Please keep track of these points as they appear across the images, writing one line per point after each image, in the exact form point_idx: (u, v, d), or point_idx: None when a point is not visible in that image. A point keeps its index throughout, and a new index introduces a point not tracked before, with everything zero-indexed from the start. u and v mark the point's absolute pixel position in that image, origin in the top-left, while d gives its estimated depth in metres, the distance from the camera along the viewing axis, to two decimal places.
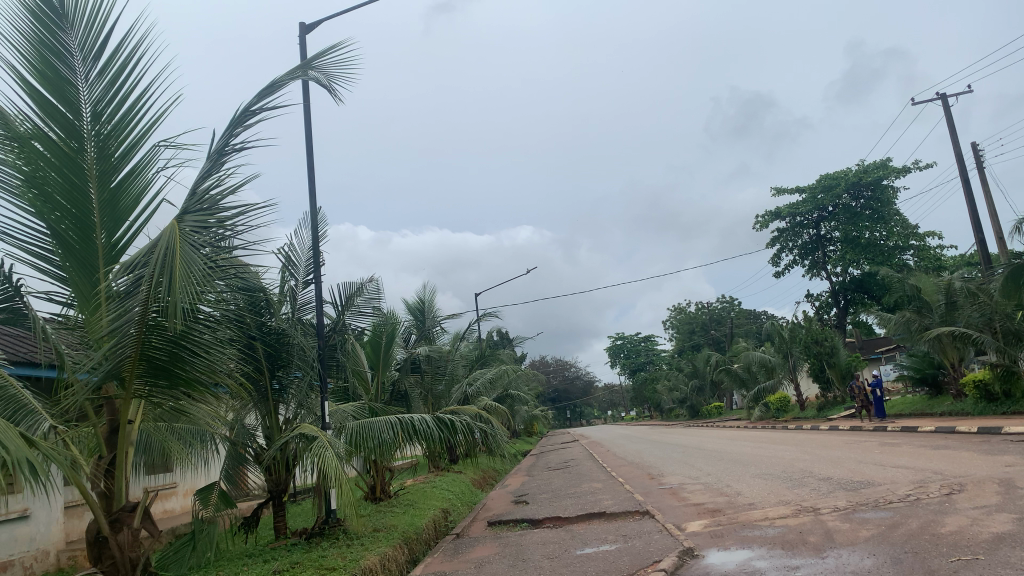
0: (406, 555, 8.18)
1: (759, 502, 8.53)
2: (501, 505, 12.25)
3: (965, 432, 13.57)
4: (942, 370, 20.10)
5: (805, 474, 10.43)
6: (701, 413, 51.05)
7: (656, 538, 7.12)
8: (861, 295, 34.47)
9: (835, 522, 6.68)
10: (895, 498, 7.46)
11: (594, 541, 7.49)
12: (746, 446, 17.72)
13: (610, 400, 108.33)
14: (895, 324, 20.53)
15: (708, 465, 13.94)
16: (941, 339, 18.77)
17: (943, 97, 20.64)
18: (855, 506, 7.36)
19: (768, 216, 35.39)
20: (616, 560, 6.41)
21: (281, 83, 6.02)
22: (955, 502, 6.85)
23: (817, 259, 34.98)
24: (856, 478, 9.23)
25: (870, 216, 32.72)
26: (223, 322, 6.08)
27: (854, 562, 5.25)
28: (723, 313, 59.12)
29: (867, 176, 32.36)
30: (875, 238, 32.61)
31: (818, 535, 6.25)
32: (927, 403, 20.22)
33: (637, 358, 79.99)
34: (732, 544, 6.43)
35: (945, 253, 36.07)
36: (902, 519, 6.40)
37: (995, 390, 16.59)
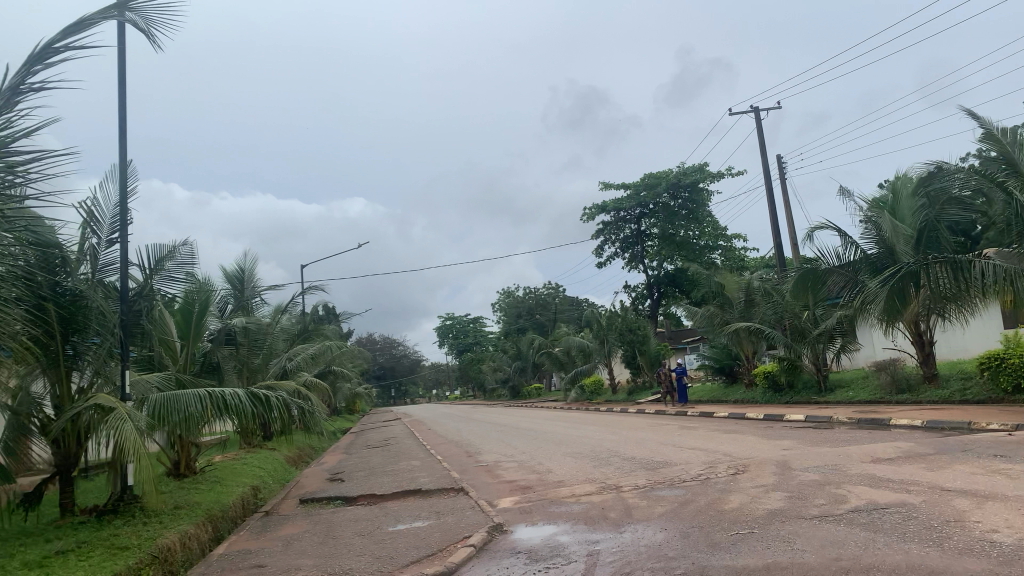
0: (209, 533, 7.81)
1: (567, 480, 8.95)
2: (314, 483, 11.98)
3: (751, 418, 14.90)
4: (738, 361, 21.96)
5: (611, 454, 11.04)
6: (522, 394, 52.51)
7: (468, 514, 7.27)
8: (673, 289, 36.82)
9: (634, 499, 7.15)
10: (689, 477, 8.09)
11: (407, 518, 7.51)
12: (559, 426, 18.48)
13: (435, 380, 108.99)
14: (699, 317, 21.89)
15: (523, 444, 14.41)
16: (739, 334, 20.37)
17: (755, 111, 22.19)
18: (654, 484, 7.89)
19: (594, 208, 36.77)
20: (427, 536, 6.47)
21: (90, 22, 5.48)
22: (739, 481, 7.53)
23: (636, 253, 36.74)
24: (656, 459, 9.91)
25: (686, 216, 35.01)
26: (7, 278, 5.48)
27: (648, 536, 5.63)
28: (547, 298, 60.73)
29: (686, 179, 34.46)
30: (688, 237, 35.14)
31: (618, 511, 6.65)
32: (723, 390, 22.11)
33: (464, 338, 80.75)
34: (538, 519, 6.70)
35: (747, 255, 39.23)
36: (692, 497, 6.96)
37: (781, 380, 18.26)
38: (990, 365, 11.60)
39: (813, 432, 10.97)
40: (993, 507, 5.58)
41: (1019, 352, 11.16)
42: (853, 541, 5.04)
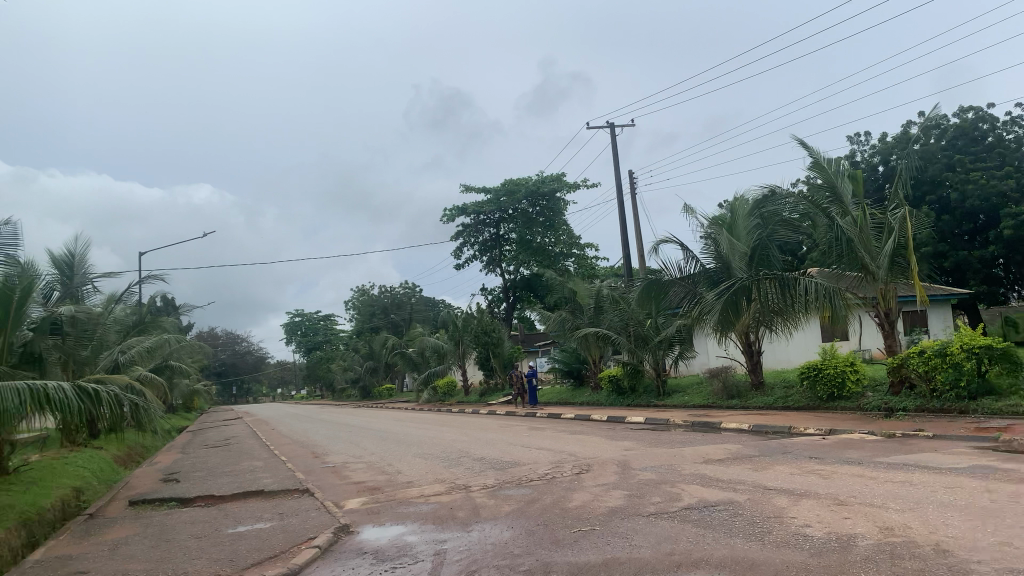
0: (23, 538, 7.15)
1: (417, 480, 8.93)
2: (146, 484, 11.23)
3: (597, 420, 15.48)
4: (586, 365, 22.74)
5: (461, 454, 11.12)
6: (373, 394, 51.74)
7: (313, 516, 7.10)
8: (527, 293, 37.59)
9: (482, 499, 7.25)
10: (535, 476, 8.30)
11: (248, 520, 7.23)
12: (410, 427, 18.39)
13: (281, 378, 105.27)
14: (551, 322, 22.49)
15: (372, 445, 14.22)
16: (588, 339, 21.09)
17: (611, 126, 23.02)
18: (501, 484, 8.03)
19: (454, 210, 36.88)
20: (269, 538, 6.26)
21: None
22: (582, 480, 7.81)
23: (494, 256, 37.12)
24: (505, 459, 10.09)
25: (543, 223, 35.89)
26: None
27: (494, 535, 5.73)
28: (403, 297, 60.21)
29: (544, 187, 35.33)
30: (544, 244, 35.98)
31: (466, 510, 6.72)
32: (571, 393, 22.81)
33: (315, 336, 78.57)
34: (386, 520, 6.65)
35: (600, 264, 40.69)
36: (538, 496, 7.14)
37: (624, 384, 19.02)
38: (808, 375, 12.68)
39: (653, 434, 11.55)
40: (807, 504, 6.11)
41: (833, 363, 12.30)
42: (685, 536, 5.36)
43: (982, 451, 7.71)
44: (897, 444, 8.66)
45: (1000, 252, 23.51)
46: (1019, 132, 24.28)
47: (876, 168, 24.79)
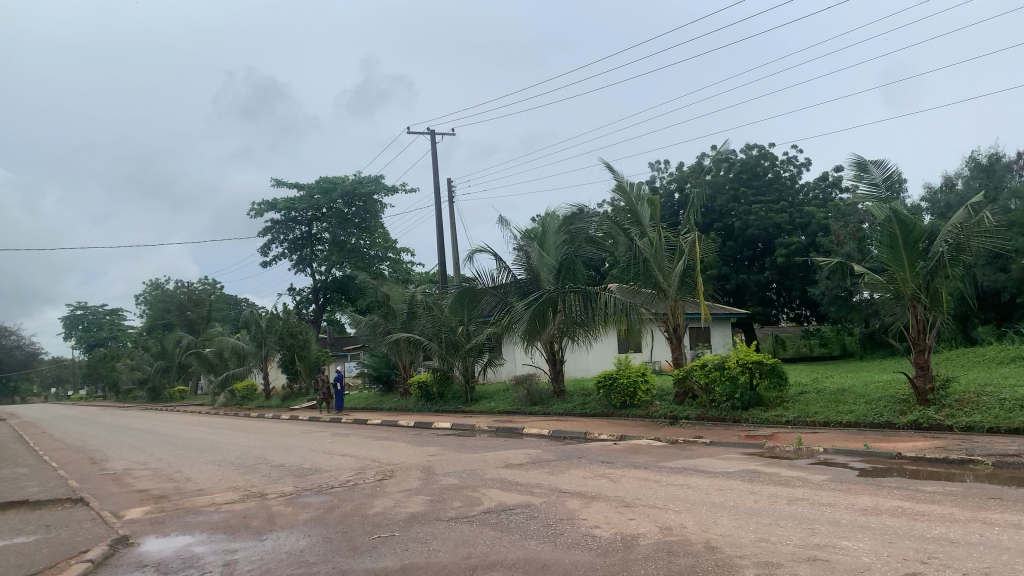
0: None
1: (208, 488, 8.44)
2: None
3: (402, 426, 15.42)
4: (395, 370, 22.61)
5: (258, 461, 10.64)
6: (162, 397, 48.07)
7: (86, 527, 6.50)
8: (338, 295, 36.74)
9: (279, 506, 6.99)
10: (336, 483, 8.13)
11: (7, 533, 6.48)
12: (203, 432, 17.32)
13: (55, 378, 95.22)
14: (362, 326, 22.15)
15: (159, 450, 13.24)
16: (398, 343, 20.96)
17: (431, 133, 23.05)
18: (300, 490, 7.80)
19: (264, 205, 35.30)
20: (31, 553, 5.64)
21: None
22: (385, 486, 7.76)
23: (304, 256, 35.65)
24: (306, 465, 9.78)
25: (357, 224, 35.40)
26: None
27: (290, 543, 5.55)
28: (202, 294, 56.63)
29: (360, 188, 34.79)
30: (358, 245, 35.62)
31: (261, 518, 6.46)
32: (378, 398, 22.57)
33: (98, 332, 71.83)
34: (171, 530, 6.23)
35: (414, 270, 40.64)
36: (339, 502, 7.00)
37: (433, 390, 19.11)
38: (604, 384, 13.40)
39: (457, 439, 11.71)
40: (597, 506, 6.48)
41: (627, 373, 13.11)
42: (483, 539, 5.49)
43: (749, 456, 8.56)
44: (679, 449, 9.40)
45: (774, 277, 26.20)
46: (793, 171, 27.25)
47: (673, 194, 26.75)
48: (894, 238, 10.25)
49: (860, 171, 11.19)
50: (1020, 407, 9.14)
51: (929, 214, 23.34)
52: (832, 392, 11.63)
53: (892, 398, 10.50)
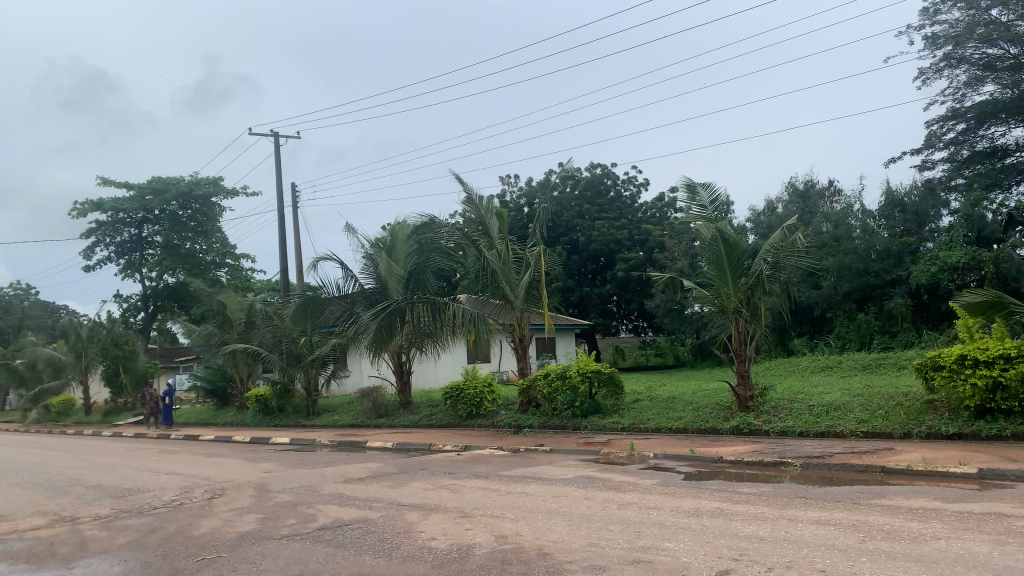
0: None
1: (9, 513, 7.66)
2: None
3: (238, 441, 14.71)
4: (231, 383, 21.56)
5: (71, 482, 9.78)
6: None
7: None
8: (171, 303, 34.60)
9: (92, 531, 6.46)
10: (160, 503, 7.63)
11: None
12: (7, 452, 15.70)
13: None
14: (195, 336, 20.96)
15: None
16: (235, 355, 20.00)
17: (275, 135, 22.25)
18: (118, 513, 7.24)
19: (87, 204, 32.70)
20: None
21: None
22: (213, 505, 7.36)
23: (132, 260, 33.51)
24: (126, 485, 9.10)
25: (193, 228, 33.52)
26: None
27: (102, 570, 5.14)
28: (13, 301, 51.52)
29: (197, 190, 33.00)
30: (194, 250, 33.66)
31: (70, 545, 5.94)
32: (212, 414, 21.42)
33: None
34: None
35: (254, 278, 38.99)
36: (161, 524, 6.57)
37: (273, 404, 18.38)
38: (450, 395, 13.41)
39: (296, 454, 11.32)
40: (435, 517, 6.47)
41: (473, 383, 13.19)
42: (315, 556, 5.33)
43: (586, 463, 8.84)
44: (520, 459, 9.57)
45: (614, 290, 27.31)
46: (633, 191, 28.63)
47: (521, 209, 27.30)
48: (719, 255, 10.99)
49: (691, 193, 11.87)
50: (824, 412, 10.07)
51: (752, 234, 25.24)
52: (664, 400, 12.26)
53: (717, 405, 11.22)
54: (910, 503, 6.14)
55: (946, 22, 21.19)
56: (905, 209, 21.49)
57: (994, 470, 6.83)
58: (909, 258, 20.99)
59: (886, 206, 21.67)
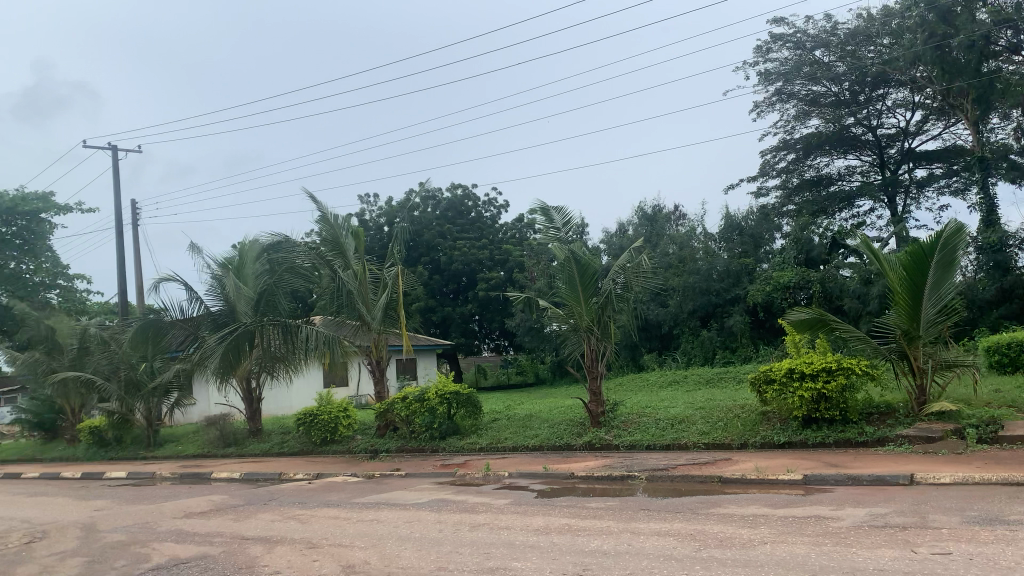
0: None
1: None
2: None
3: (67, 478, 13.58)
4: (62, 415, 19.93)
5: None
6: None
7: None
8: None
9: None
10: None
11: None
12: None
13: None
14: (19, 365, 19.24)
15: None
16: (66, 384, 18.52)
17: (113, 148, 20.93)
18: None
19: None
20: None
21: None
22: (32, 550, 6.75)
23: None
24: None
25: (19, 246, 30.84)
26: None
27: None
28: None
29: (23, 206, 30.44)
30: (19, 270, 30.97)
31: None
32: (38, 449, 19.69)
33: None
34: None
35: (90, 300, 36.32)
36: None
37: (109, 436, 17.13)
38: (303, 421, 12.98)
39: (133, 489, 10.59)
40: (281, 550, 6.22)
41: (328, 409, 12.84)
42: None
43: (441, 485, 8.80)
44: (374, 484, 9.39)
45: (475, 310, 27.52)
46: (493, 212, 29.05)
47: (380, 228, 27.04)
48: (572, 276, 11.30)
49: (546, 216, 12.13)
50: (670, 425, 10.54)
51: (606, 255, 26.14)
52: (520, 418, 12.44)
53: (571, 422, 11.48)
54: (743, 510, 6.51)
55: (777, 59, 22.92)
56: (742, 232, 22.89)
57: (816, 476, 7.38)
58: (746, 278, 22.52)
59: (726, 230, 22.92)
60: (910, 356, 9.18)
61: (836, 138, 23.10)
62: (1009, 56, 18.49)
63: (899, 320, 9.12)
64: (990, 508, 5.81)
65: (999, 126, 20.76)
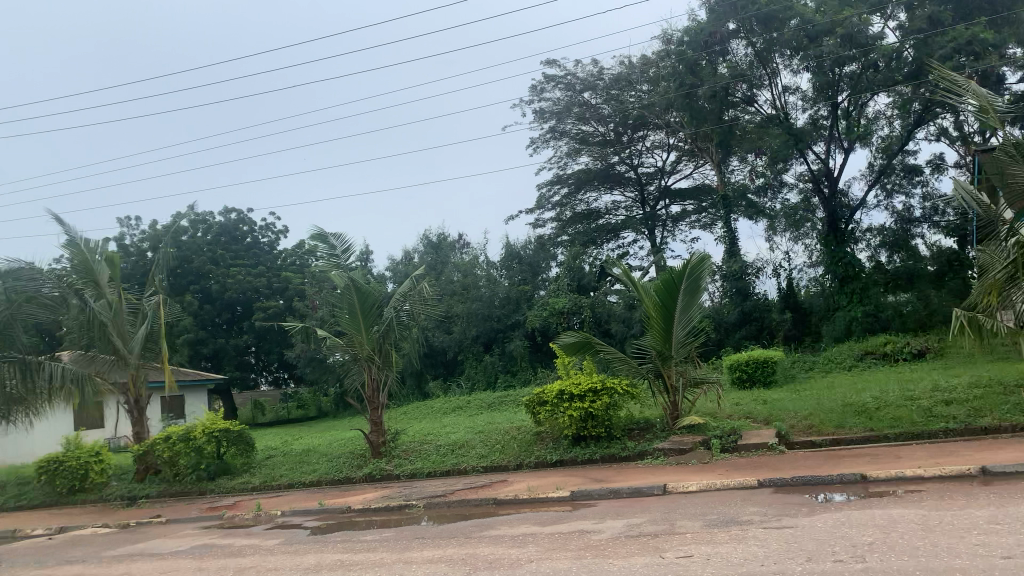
0: None
1: None
2: None
3: None
4: None
5: None
6: None
7: None
8: None
9: None
10: None
11: None
12: None
13: None
14: None
15: None
16: None
17: None
18: None
19: None
20: None
21: None
22: None
23: None
24: None
25: None
26: None
27: None
28: None
29: None
30: None
31: None
32: None
33: None
34: None
35: None
36: None
37: None
38: (45, 469, 11.57)
39: None
40: None
41: (77, 454, 11.56)
42: None
43: (206, 530, 8.21)
44: (128, 534, 8.58)
45: (252, 341, 26.30)
46: (271, 238, 28.00)
47: (143, 254, 25.07)
48: (351, 305, 11.11)
49: (323, 243, 11.81)
50: (449, 451, 10.67)
51: (390, 283, 26.12)
52: (297, 454, 11.99)
53: (351, 454, 11.24)
54: (514, 531, 6.70)
55: (550, 99, 24.31)
56: (521, 260, 23.83)
57: (582, 492, 7.79)
58: (525, 305, 23.34)
59: (506, 258, 23.81)
60: (664, 374, 10.01)
61: (603, 175, 25.10)
62: (744, 107, 21.12)
63: (654, 342, 9.89)
64: (727, 510, 6.45)
65: (739, 169, 23.41)
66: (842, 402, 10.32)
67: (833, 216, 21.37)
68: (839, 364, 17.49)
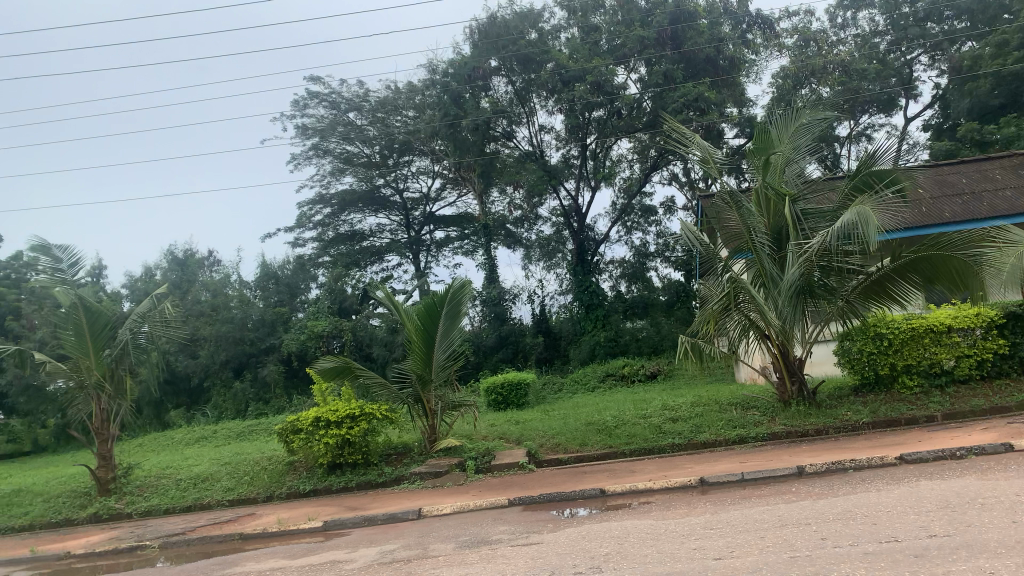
0: None
1: None
2: None
3: None
4: None
5: None
6: None
7: None
8: None
9: None
10: None
11: None
12: None
13: None
14: None
15: None
16: None
17: None
18: None
19: None
20: None
21: None
22: None
23: None
24: None
25: None
26: None
27: None
28: None
29: None
30: None
31: None
32: None
33: None
34: None
35: None
36: None
37: None
38: None
39: None
40: None
41: None
42: None
43: None
44: None
45: None
46: None
47: None
48: (79, 327, 9.97)
49: (46, 254, 10.47)
50: (191, 485, 9.90)
51: (128, 301, 23.88)
52: (3, 495, 10.46)
53: (73, 493, 10.02)
54: (260, 566, 6.35)
55: (314, 116, 23.72)
56: (278, 280, 23.29)
57: (335, 521, 7.59)
58: (281, 327, 22.52)
59: (261, 277, 22.99)
60: (423, 399, 10.08)
61: (367, 197, 24.95)
62: (505, 141, 22.16)
63: (414, 366, 9.90)
64: (479, 531, 6.61)
65: (498, 200, 24.42)
66: (585, 422, 11.04)
67: (581, 248, 23.22)
68: (584, 385, 18.76)
